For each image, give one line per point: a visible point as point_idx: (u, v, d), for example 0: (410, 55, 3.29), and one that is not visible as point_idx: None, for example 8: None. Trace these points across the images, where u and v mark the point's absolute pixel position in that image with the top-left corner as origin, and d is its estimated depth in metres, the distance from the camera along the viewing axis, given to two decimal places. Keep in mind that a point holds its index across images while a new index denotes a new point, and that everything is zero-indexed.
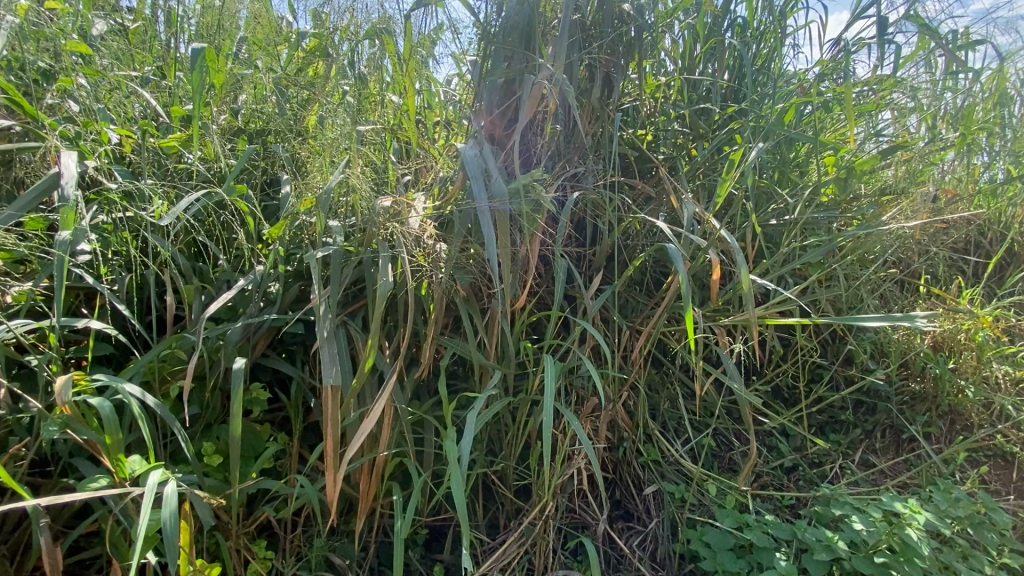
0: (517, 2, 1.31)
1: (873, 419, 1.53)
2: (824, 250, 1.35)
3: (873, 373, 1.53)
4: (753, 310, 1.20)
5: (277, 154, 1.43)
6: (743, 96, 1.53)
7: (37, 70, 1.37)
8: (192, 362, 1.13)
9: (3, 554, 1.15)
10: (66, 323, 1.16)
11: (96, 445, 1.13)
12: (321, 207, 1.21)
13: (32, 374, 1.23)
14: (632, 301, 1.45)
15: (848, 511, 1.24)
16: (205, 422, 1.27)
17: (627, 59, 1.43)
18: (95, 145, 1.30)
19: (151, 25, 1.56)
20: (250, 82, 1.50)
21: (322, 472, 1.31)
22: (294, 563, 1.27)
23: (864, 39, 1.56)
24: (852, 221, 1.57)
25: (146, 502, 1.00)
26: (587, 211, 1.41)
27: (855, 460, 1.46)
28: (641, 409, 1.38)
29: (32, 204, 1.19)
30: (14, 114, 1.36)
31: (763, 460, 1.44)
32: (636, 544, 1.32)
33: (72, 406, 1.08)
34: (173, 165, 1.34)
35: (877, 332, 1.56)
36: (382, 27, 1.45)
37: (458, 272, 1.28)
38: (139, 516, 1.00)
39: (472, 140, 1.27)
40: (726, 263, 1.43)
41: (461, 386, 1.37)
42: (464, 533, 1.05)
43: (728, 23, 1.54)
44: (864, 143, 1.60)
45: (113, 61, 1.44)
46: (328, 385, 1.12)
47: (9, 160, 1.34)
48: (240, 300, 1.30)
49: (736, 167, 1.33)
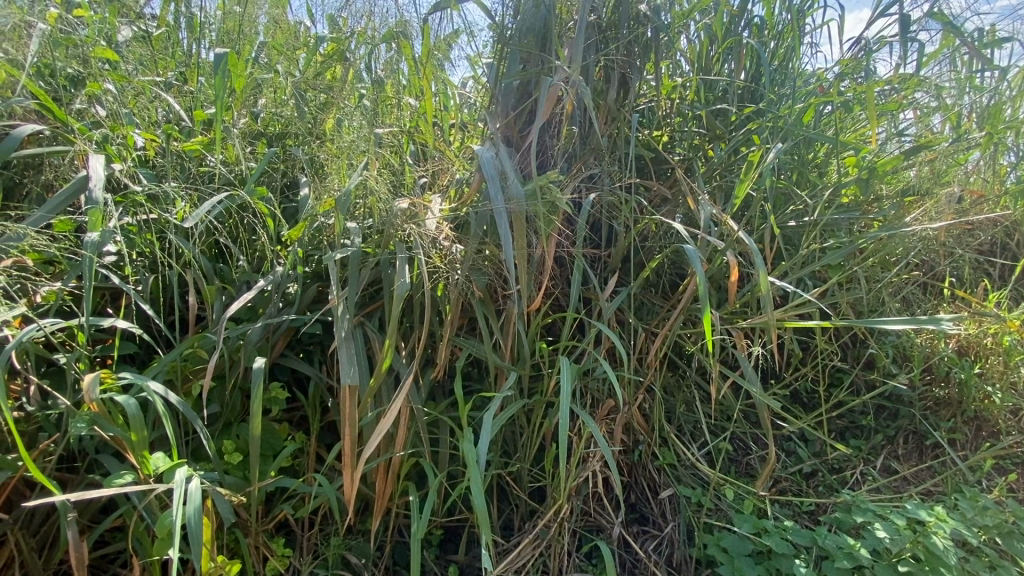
0: (533, 5, 1.32)
1: (895, 425, 1.50)
2: (845, 251, 1.33)
3: (896, 378, 1.49)
4: (772, 313, 1.19)
5: (296, 157, 1.44)
6: (761, 96, 1.51)
7: (65, 76, 1.41)
8: (212, 360, 1.15)
9: (32, 547, 1.19)
10: (93, 323, 1.20)
11: (121, 442, 1.16)
12: (340, 208, 1.24)
13: (62, 372, 1.28)
14: (648, 303, 1.44)
15: (871, 518, 1.23)
16: (225, 420, 1.30)
17: (644, 60, 1.41)
18: (122, 149, 1.34)
19: (173, 32, 1.59)
20: (271, 86, 1.54)
21: (339, 471, 1.33)
22: (311, 561, 1.29)
23: (886, 38, 1.52)
24: (873, 223, 1.53)
25: (173, 496, 1.04)
26: (603, 213, 1.40)
27: (877, 466, 1.43)
28: (657, 411, 1.38)
29: (61, 207, 1.24)
30: (44, 119, 1.40)
31: (781, 465, 1.42)
32: (651, 548, 1.30)
33: (100, 403, 1.12)
34: (196, 169, 1.38)
35: (899, 336, 1.53)
36: (399, 31, 1.47)
37: (474, 273, 1.30)
38: (167, 512, 1.03)
39: (488, 142, 1.28)
40: (744, 265, 1.42)
41: (476, 387, 1.38)
42: (483, 533, 1.06)
43: (745, 23, 1.53)
44: (888, 143, 1.56)
45: (138, 66, 1.47)
46: (346, 385, 1.14)
47: (40, 164, 1.39)
48: (260, 300, 1.33)
49: (755, 167, 1.32)
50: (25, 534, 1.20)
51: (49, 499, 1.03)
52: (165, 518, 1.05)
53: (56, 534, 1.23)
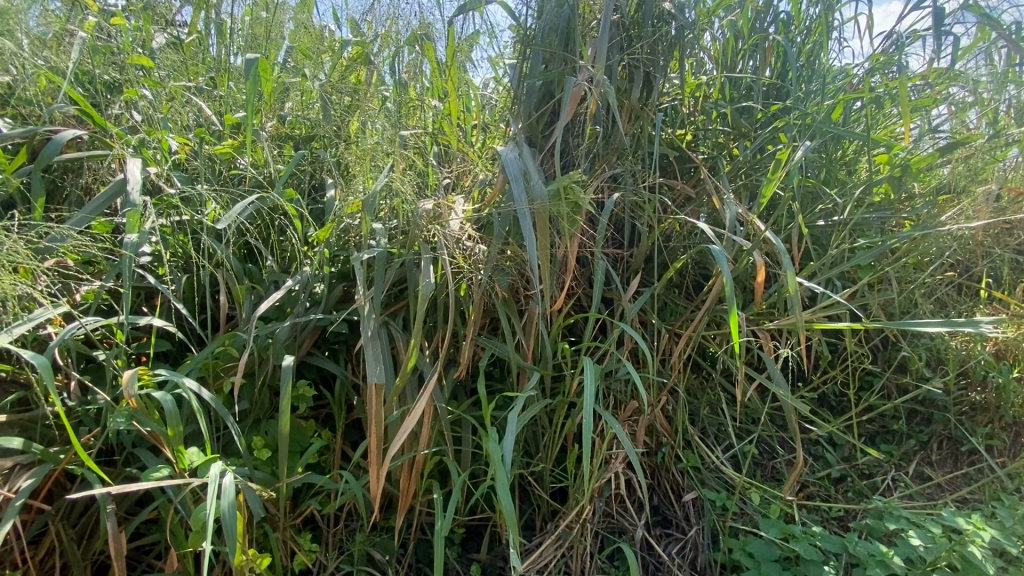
0: (556, 5, 1.32)
1: (929, 430, 1.46)
2: (877, 251, 1.29)
3: (929, 381, 1.45)
4: (800, 314, 1.16)
5: (323, 159, 1.47)
6: (787, 93, 1.49)
7: (102, 82, 1.45)
8: (243, 359, 1.19)
9: (72, 537, 1.24)
10: (130, 321, 1.24)
11: (158, 437, 1.20)
12: (366, 210, 1.26)
13: (101, 369, 1.33)
14: (672, 304, 1.43)
15: (904, 526, 1.20)
16: (255, 416, 1.33)
17: (668, 58, 1.39)
18: (157, 153, 1.38)
19: (203, 39, 1.63)
20: (298, 90, 1.57)
21: (364, 468, 1.35)
22: (336, 556, 1.31)
23: (919, 32, 1.48)
24: (905, 223, 1.49)
25: (208, 491, 1.07)
26: (626, 212, 1.39)
27: (909, 472, 1.39)
28: (681, 413, 1.36)
29: (100, 209, 1.29)
30: (83, 125, 1.45)
31: (808, 469, 1.39)
32: (675, 552, 1.29)
33: (138, 399, 1.17)
34: (226, 171, 1.41)
35: (934, 338, 1.48)
36: (422, 34, 1.50)
37: (497, 273, 1.30)
38: (203, 505, 1.06)
39: (511, 142, 1.28)
40: (771, 265, 1.39)
41: (498, 387, 1.38)
42: (510, 532, 1.07)
43: (771, 19, 1.51)
44: (921, 140, 1.51)
45: (170, 72, 1.51)
46: (372, 384, 1.16)
47: (79, 168, 1.45)
48: (287, 300, 1.36)
49: (783, 166, 1.30)
50: (66, 524, 1.24)
51: (90, 492, 1.07)
52: (200, 511, 1.09)
53: (94, 525, 1.28)
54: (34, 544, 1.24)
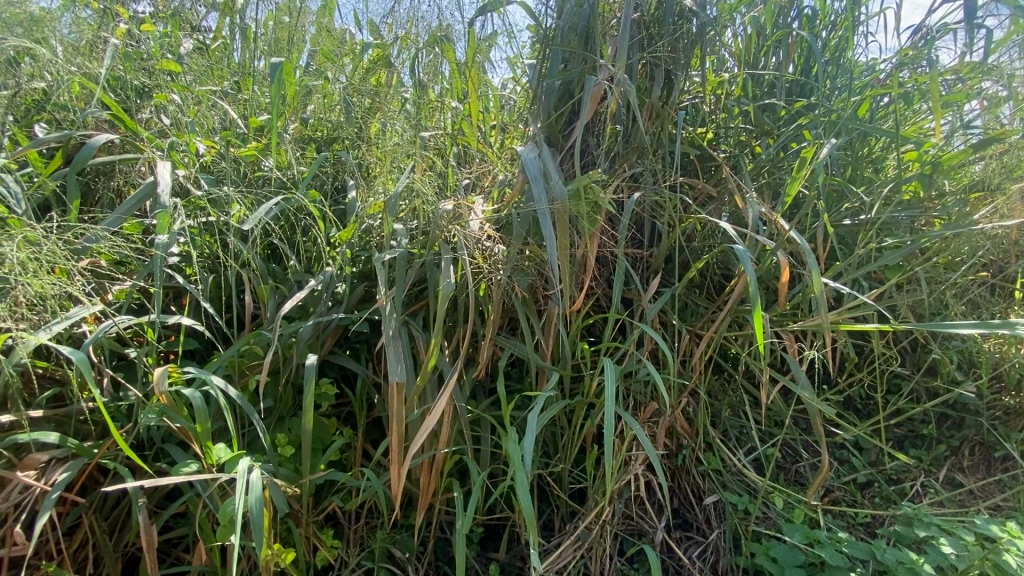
0: (575, 4, 1.31)
1: (960, 435, 1.42)
2: (905, 252, 1.26)
3: (961, 385, 1.41)
4: (826, 316, 1.14)
5: (345, 161, 1.49)
6: (812, 90, 1.46)
7: (133, 87, 1.50)
8: (268, 357, 1.21)
9: (105, 529, 1.28)
10: (160, 320, 1.27)
11: (186, 433, 1.23)
12: (388, 210, 1.27)
13: (132, 366, 1.36)
14: (693, 304, 1.41)
15: (934, 533, 1.17)
16: (279, 414, 1.35)
17: (690, 55, 1.37)
18: (185, 155, 1.41)
19: (228, 44, 1.67)
20: (321, 93, 1.59)
21: (385, 466, 1.36)
22: (357, 553, 1.33)
23: (949, 25, 1.44)
24: (936, 222, 1.45)
25: (236, 486, 1.09)
26: (646, 212, 1.38)
27: (939, 478, 1.35)
28: (702, 415, 1.35)
29: (132, 212, 1.32)
30: (115, 128, 1.49)
31: (833, 474, 1.36)
32: (696, 555, 1.27)
33: (168, 395, 1.20)
34: (252, 173, 1.44)
35: (966, 340, 1.42)
36: (441, 36, 1.52)
37: (517, 273, 1.30)
38: (231, 500, 1.09)
39: (531, 142, 1.28)
40: (795, 265, 1.37)
41: (518, 387, 1.38)
42: (530, 532, 1.06)
43: (795, 14, 1.48)
44: (952, 137, 1.47)
45: (196, 77, 1.55)
46: (393, 383, 1.17)
47: (111, 171, 1.49)
48: (310, 300, 1.37)
49: (808, 164, 1.26)
50: (98, 517, 1.28)
51: (123, 485, 1.10)
52: (228, 506, 1.11)
53: (126, 517, 1.32)
54: (68, 535, 1.28)
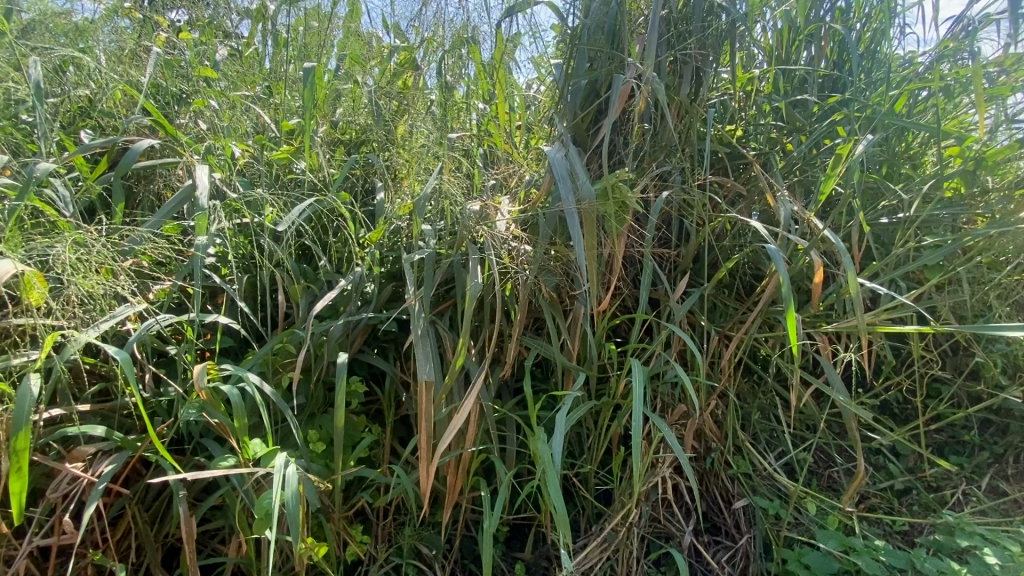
0: (602, 3, 1.30)
1: (1003, 442, 1.36)
2: (946, 252, 1.22)
3: (1005, 390, 1.36)
4: (863, 317, 1.10)
5: (373, 163, 1.51)
6: (845, 85, 1.45)
7: (171, 94, 1.56)
8: (302, 355, 1.24)
9: (145, 520, 1.32)
10: (199, 318, 1.31)
11: (223, 428, 1.26)
12: (416, 211, 1.28)
13: (172, 363, 1.40)
14: (722, 305, 1.38)
15: (978, 543, 1.13)
16: (310, 411, 1.37)
17: (718, 53, 1.35)
18: (222, 159, 1.45)
19: (260, 51, 1.73)
20: (349, 95, 1.62)
21: (413, 464, 1.38)
22: (385, 549, 1.34)
23: (992, 16, 1.39)
24: (978, 220, 1.40)
25: (274, 479, 1.11)
26: (675, 211, 1.36)
27: (982, 486, 1.31)
28: (731, 417, 1.32)
29: (172, 214, 1.36)
30: (155, 133, 1.54)
31: (870, 480, 1.32)
32: (725, 560, 1.25)
33: (207, 391, 1.23)
34: (284, 176, 1.47)
35: (1011, 344, 1.37)
36: (467, 36, 1.53)
37: (544, 273, 1.30)
38: (269, 493, 1.11)
39: (557, 142, 1.27)
40: (829, 265, 1.34)
41: (544, 387, 1.38)
42: (561, 533, 1.06)
43: (828, 7, 1.44)
44: (996, 131, 1.41)
45: (229, 83, 1.62)
46: (422, 382, 1.18)
47: (151, 173, 1.54)
48: (340, 300, 1.40)
49: (842, 161, 1.21)
50: (140, 508, 1.32)
51: (164, 478, 1.13)
52: (266, 499, 1.14)
53: (166, 509, 1.36)
54: (111, 525, 1.33)
